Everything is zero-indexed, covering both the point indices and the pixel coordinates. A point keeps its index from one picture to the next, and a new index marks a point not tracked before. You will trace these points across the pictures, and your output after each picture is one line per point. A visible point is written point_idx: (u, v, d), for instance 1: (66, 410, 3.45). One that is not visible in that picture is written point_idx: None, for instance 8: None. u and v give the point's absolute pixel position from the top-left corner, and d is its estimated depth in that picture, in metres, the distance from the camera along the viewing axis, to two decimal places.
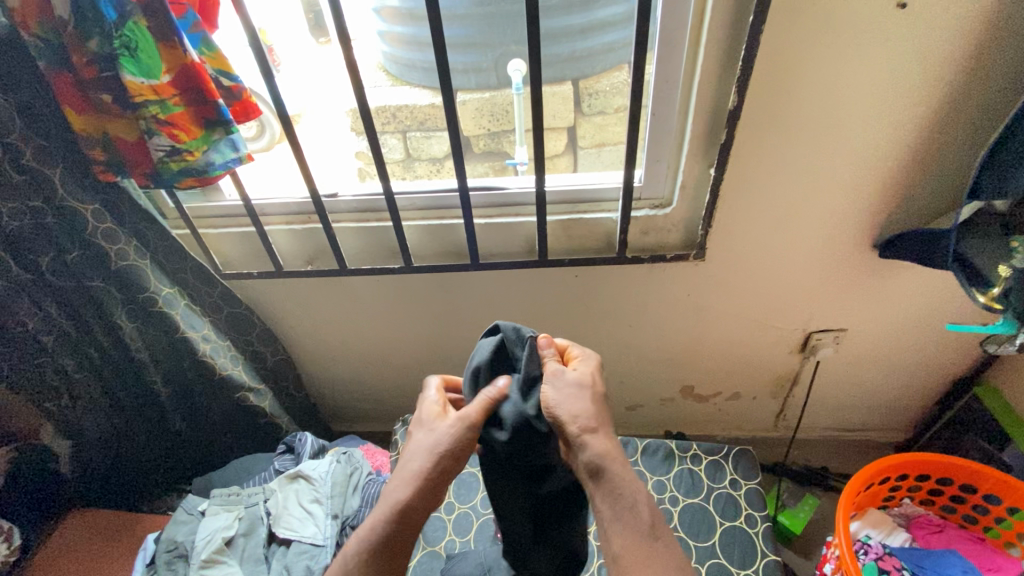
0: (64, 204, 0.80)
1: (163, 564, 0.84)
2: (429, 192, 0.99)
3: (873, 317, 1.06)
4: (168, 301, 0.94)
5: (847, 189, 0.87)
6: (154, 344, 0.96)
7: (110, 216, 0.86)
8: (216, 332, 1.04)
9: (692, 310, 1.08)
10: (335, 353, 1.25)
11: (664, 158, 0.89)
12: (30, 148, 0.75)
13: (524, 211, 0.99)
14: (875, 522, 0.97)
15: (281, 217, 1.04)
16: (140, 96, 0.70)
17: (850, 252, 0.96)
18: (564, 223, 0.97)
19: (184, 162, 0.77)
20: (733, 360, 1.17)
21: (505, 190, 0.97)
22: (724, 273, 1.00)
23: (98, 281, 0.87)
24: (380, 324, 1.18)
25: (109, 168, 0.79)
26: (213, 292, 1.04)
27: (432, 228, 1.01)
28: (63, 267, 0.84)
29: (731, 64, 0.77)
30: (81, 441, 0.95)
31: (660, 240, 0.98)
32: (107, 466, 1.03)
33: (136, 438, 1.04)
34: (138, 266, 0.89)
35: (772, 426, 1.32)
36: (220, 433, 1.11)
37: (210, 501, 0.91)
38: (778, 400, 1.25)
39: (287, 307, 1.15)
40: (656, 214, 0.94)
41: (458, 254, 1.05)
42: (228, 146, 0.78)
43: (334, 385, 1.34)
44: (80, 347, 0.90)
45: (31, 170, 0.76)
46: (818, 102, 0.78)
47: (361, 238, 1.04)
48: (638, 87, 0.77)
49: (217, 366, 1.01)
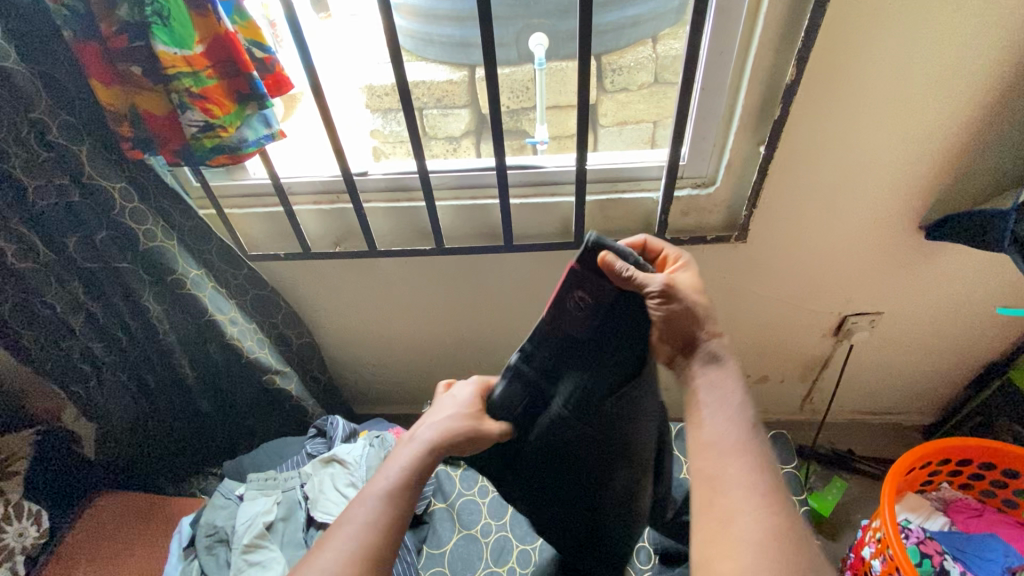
0: (92, 183, 0.77)
1: (204, 549, 0.84)
2: (462, 171, 0.96)
3: (912, 301, 1.05)
4: (195, 283, 0.92)
5: (898, 168, 0.84)
6: (181, 327, 0.95)
7: (138, 196, 0.83)
8: (244, 316, 1.02)
9: (728, 293, 1.06)
10: (359, 336, 1.24)
11: (711, 136, 0.85)
12: (56, 124, 0.72)
13: (560, 190, 0.96)
14: (914, 506, 0.96)
15: (308, 196, 1.00)
16: (172, 67, 0.67)
17: (895, 234, 0.94)
18: (602, 203, 0.94)
19: (217, 139, 0.73)
20: (766, 343, 1.16)
21: (542, 167, 0.94)
22: (762, 256, 0.98)
23: (126, 263, 0.85)
24: (404, 305, 1.16)
25: (137, 145, 0.75)
26: (238, 274, 1.02)
27: (465, 208, 0.98)
28: (91, 248, 0.81)
29: (790, 34, 0.73)
30: (106, 421, 0.94)
31: (701, 221, 0.95)
32: (133, 450, 1.02)
33: (163, 419, 1.03)
34: (167, 248, 0.87)
35: (798, 410, 1.31)
36: (243, 418, 1.10)
37: (247, 486, 0.91)
38: (806, 383, 1.24)
39: (312, 289, 1.13)
40: (699, 194, 0.90)
41: (488, 235, 1.02)
42: (260, 122, 0.76)
43: (358, 369, 1.33)
44: (107, 329, 0.88)
45: (58, 147, 0.73)
46: (878, 77, 0.74)
47: (392, 219, 1.01)
48: (693, 59, 0.73)
49: (245, 349, 1.00)
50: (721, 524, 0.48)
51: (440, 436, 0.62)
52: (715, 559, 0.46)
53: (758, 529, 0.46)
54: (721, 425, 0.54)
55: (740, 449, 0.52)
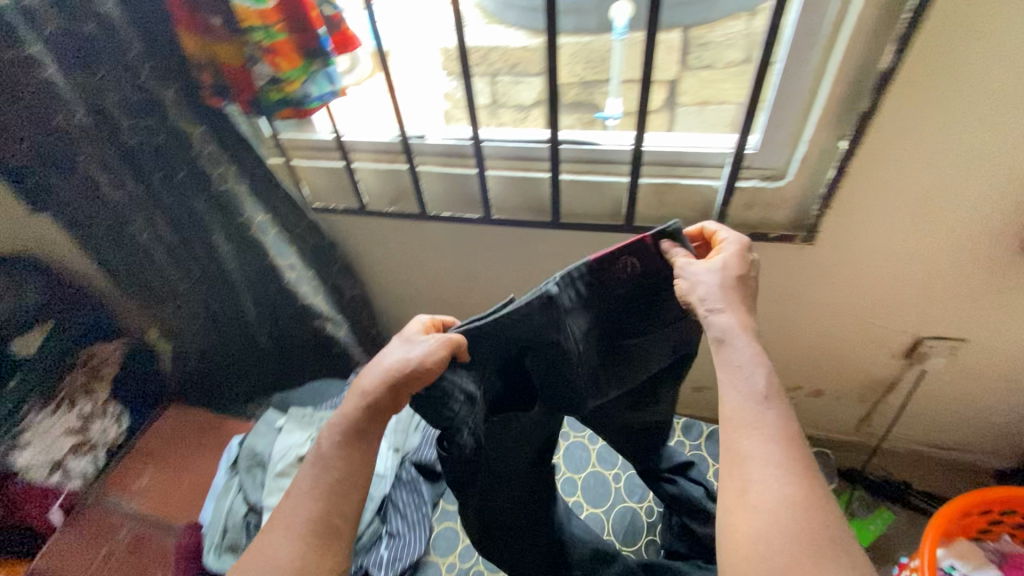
0: (175, 125, 0.84)
1: (245, 468, 0.93)
2: (517, 142, 0.95)
3: (1004, 332, 0.92)
4: (260, 228, 0.99)
5: (1008, 179, 0.73)
6: (246, 266, 1.02)
7: (215, 140, 0.90)
8: (302, 262, 1.09)
9: (787, 297, 0.98)
10: (407, 294, 1.28)
11: (787, 125, 0.78)
12: (148, 69, 0.79)
13: (615, 170, 0.92)
14: (964, 554, 0.87)
15: (369, 154, 1.03)
16: (246, 20, 0.70)
17: (994, 254, 0.82)
18: (657, 187, 0.90)
19: (283, 92, 0.78)
20: (824, 356, 1.07)
21: (598, 144, 0.91)
22: (829, 261, 0.90)
23: (201, 202, 0.92)
24: (451, 270, 1.18)
25: (216, 93, 0.81)
26: (300, 222, 1.07)
27: (517, 180, 0.97)
28: (172, 184, 0.88)
29: (894, 13, 0.64)
30: (180, 340, 1.06)
31: (765, 217, 0.88)
32: (201, 372, 1.13)
33: (226, 348, 1.13)
34: (235, 192, 0.94)
35: (852, 431, 1.22)
36: (296, 356, 1.19)
37: (287, 419, 0.99)
38: (866, 404, 1.14)
39: (366, 244, 1.18)
40: (765, 186, 0.84)
41: (538, 210, 1.01)
42: (325, 79, 0.79)
43: (404, 327, 1.38)
44: (183, 260, 0.97)
45: (148, 90, 0.80)
46: (998, 69, 0.64)
47: (445, 184, 1.02)
48: (773, 37, 0.66)
49: (300, 294, 1.07)
50: (738, 498, 0.46)
51: (384, 388, 0.54)
52: (732, 523, 0.46)
53: (769, 494, 0.45)
54: (740, 399, 0.50)
55: (758, 421, 0.49)
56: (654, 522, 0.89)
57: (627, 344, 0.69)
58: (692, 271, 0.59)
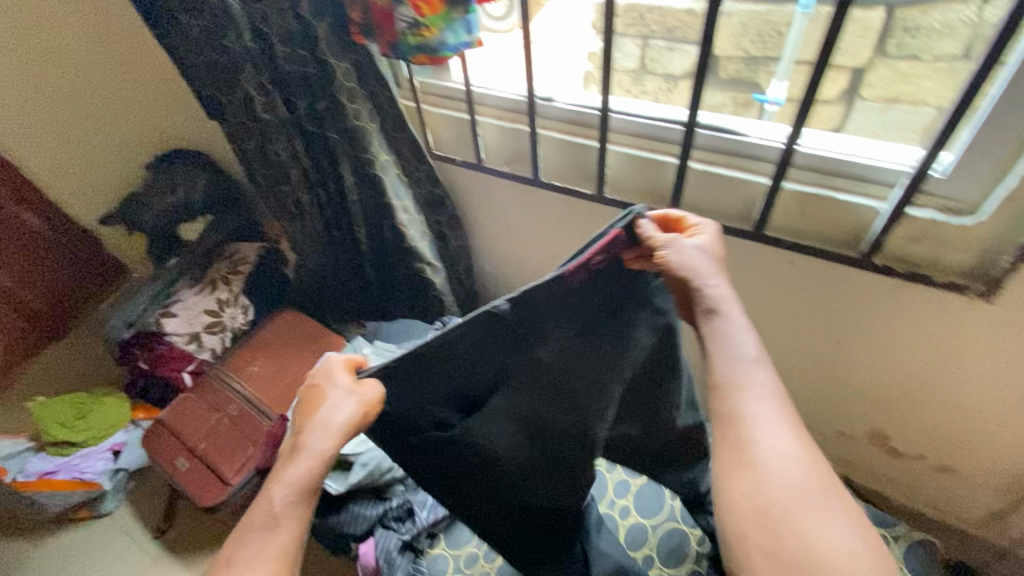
0: (325, 58, 0.88)
1: None
2: (648, 118, 0.86)
3: None
4: (382, 166, 1.03)
5: None
6: (366, 201, 1.08)
7: (356, 77, 0.94)
8: (415, 206, 1.13)
9: (936, 354, 0.82)
10: (506, 256, 1.28)
11: (999, 149, 0.62)
12: (308, 1, 0.83)
13: (756, 167, 0.81)
14: None
15: (494, 110, 1.01)
16: None
17: None
18: (803, 197, 0.78)
19: (421, 37, 0.77)
20: (966, 431, 0.89)
21: (742, 136, 0.80)
22: (1009, 325, 0.73)
23: (336, 135, 0.97)
24: (554, 242, 1.15)
25: (363, 31, 0.84)
26: (420, 167, 1.11)
27: (641, 160, 0.90)
28: (314, 114, 0.95)
29: None
30: (301, 255, 1.18)
31: (934, 255, 0.73)
32: (315, 286, 1.25)
33: (337, 272, 1.23)
34: (366, 129, 0.97)
35: (979, 523, 1.02)
36: (395, 293, 1.26)
37: (372, 348, 1.08)
38: (1009, 500, 0.94)
39: (476, 200, 1.19)
40: (946, 221, 0.70)
41: (657, 198, 0.93)
42: (463, 28, 0.77)
43: (497, 287, 1.40)
44: (315, 185, 1.05)
45: (306, 21, 0.85)
46: None
47: (565, 153, 0.98)
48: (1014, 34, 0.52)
49: (408, 236, 1.11)
50: (738, 457, 0.51)
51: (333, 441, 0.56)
52: (734, 483, 0.50)
53: (779, 453, 0.49)
54: (731, 365, 0.55)
55: (756, 393, 0.53)
56: (704, 551, 0.82)
57: (611, 340, 0.63)
58: (681, 250, 0.59)
